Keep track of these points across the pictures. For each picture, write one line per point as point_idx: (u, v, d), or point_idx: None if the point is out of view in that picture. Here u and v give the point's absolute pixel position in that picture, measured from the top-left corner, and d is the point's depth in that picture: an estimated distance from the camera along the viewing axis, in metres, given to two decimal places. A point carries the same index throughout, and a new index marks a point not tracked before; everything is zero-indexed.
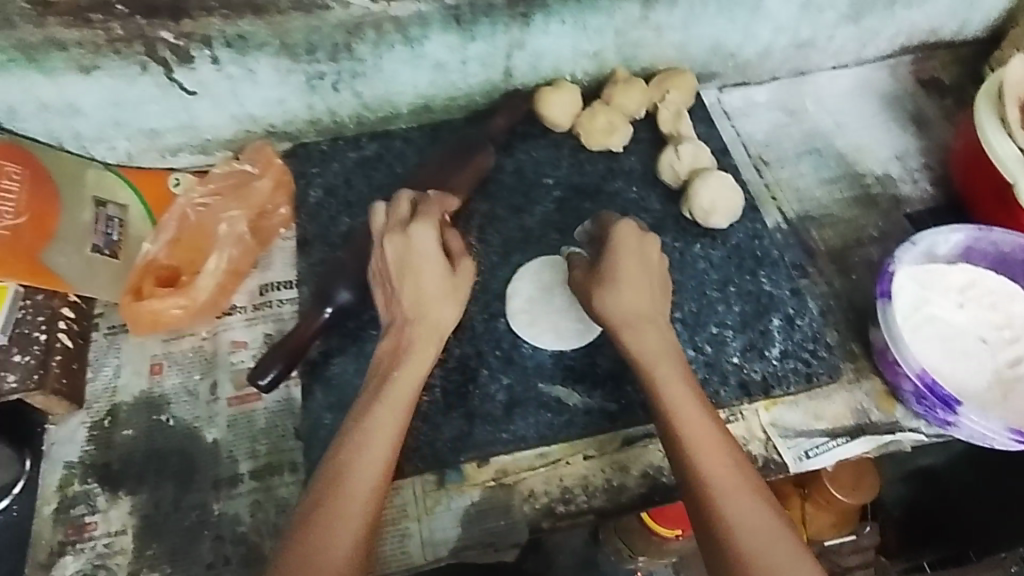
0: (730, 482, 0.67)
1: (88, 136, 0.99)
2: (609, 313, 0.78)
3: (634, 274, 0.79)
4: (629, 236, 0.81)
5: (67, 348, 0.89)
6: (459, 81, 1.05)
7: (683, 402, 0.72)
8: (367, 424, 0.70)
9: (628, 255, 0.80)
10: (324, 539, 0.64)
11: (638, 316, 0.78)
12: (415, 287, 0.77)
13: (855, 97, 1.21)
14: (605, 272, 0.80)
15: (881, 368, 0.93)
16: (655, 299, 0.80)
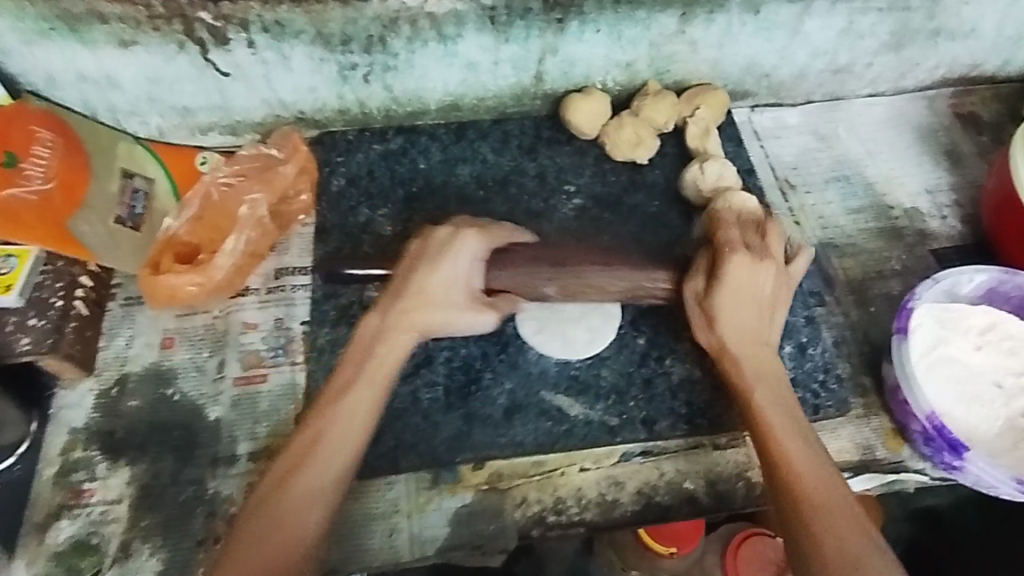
0: (824, 502, 0.73)
1: (122, 110, 1.01)
2: (726, 339, 0.84)
3: (745, 305, 0.85)
4: (743, 265, 0.85)
5: (82, 315, 0.91)
6: (489, 82, 1.06)
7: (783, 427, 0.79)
8: (347, 395, 0.77)
9: (742, 285, 0.85)
10: (293, 487, 0.72)
11: (750, 345, 0.84)
12: (420, 283, 0.83)
13: (889, 126, 1.18)
14: (714, 304, 0.85)
15: (890, 406, 0.91)
16: (763, 330, 0.85)
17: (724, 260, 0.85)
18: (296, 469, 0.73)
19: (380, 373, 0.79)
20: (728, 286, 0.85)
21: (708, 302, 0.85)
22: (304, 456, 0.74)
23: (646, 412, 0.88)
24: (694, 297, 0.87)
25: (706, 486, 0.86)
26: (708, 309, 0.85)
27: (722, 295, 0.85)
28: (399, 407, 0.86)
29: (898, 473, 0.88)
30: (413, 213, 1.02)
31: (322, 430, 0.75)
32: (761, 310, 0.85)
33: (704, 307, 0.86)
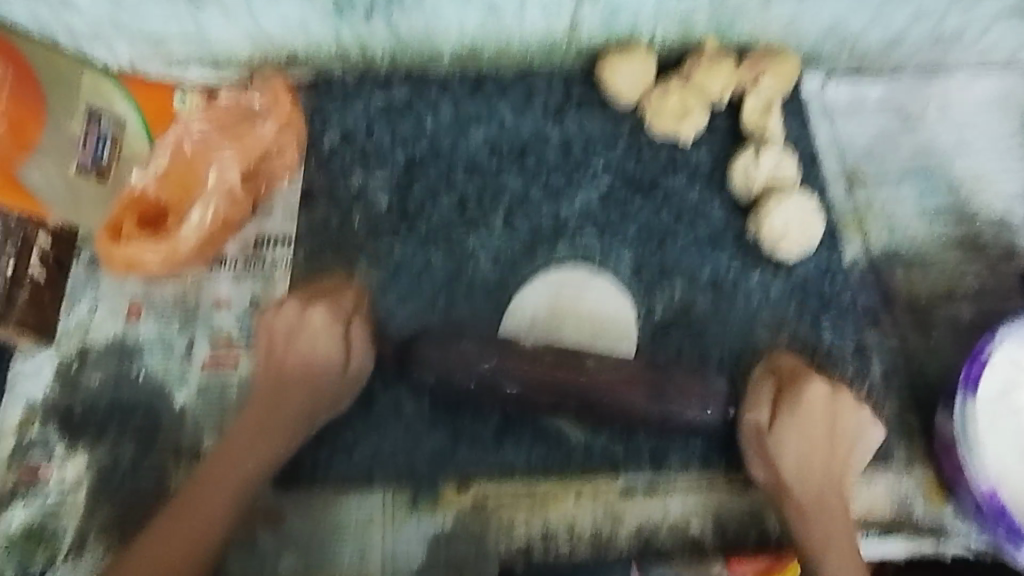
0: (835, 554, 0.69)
1: (85, 34, 0.86)
2: (794, 487, 0.73)
3: (820, 441, 0.74)
4: (819, 396, 0.75)
5: (37, 281, 0.82)
6: (513, 28, 0.88)
7: (813, 498, 0.72)
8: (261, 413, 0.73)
9: (813, 423, 0.74)
10: (198, 509, 0.68)
11: (820, 489, 0.73)
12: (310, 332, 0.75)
13: (992, 108, 0.98)
14: (779, 444, 0.74)
15: (939, 459, 0.79)
16: (838, 474, 0.74)
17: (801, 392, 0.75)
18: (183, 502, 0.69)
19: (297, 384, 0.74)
20: (801, 417, 0.74)
21: (760, 395, 0.76)
22: (179, 507, 0.68)
23: (655, 443, 0.79)
24: (767, 396, 0.76)
25: (714, 528, 0.77)
26: (772, 445, 0.74)
27: (791, 433, 0.74)
28: (381, 414, 0.79)
29: (936, 538, 0.78)
30: (413, 182, 0.88)
31: (213, 464, 0.71)
32: (832, 430, 0.74)
33: (765, 442, 0.75)
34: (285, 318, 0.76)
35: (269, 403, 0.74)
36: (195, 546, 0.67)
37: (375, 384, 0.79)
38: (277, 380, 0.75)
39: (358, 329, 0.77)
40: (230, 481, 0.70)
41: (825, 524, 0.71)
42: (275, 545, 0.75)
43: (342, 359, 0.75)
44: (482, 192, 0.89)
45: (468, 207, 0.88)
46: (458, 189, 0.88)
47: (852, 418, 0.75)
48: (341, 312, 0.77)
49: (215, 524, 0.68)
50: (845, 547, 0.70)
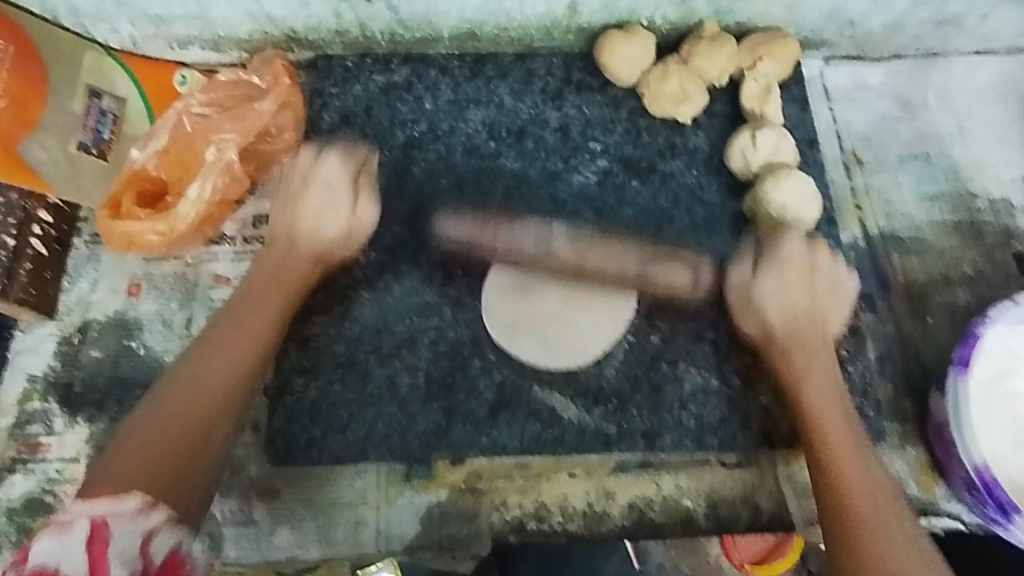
0: (871, 505, 0.66)
1: (86, 12, 0.86)
2: (773, 327, 0.77)
3: (800, 287, 0.77)
4: (796, 258, 0.78)
5: (40, 255, 0.83)
6: (513, 10, 0.89)
7: (834, 421, 0.71)
8: (243, 325, 0.75)
9: (794, 269, 0.78)
10: (196, 381, 0.70)
11: (806, 339, 0.76)
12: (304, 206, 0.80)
13: (992, 95, 0.98)
14: (759, 286, 0.78)
15: (931, 441, 0.80)
16: (817, 313, 0.77)
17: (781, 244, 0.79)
18: (182, 386, 0.69)
19: (281, 272, 0.78)
20: (784, 270, 0.78)
21: (754, 285, 0.78)
22: (186, 374, 0.70)
23: (648, 424, 0.78)
24: (740, 285, 0.79)
25: (707, 507, 0.78)
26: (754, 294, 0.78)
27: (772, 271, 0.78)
28: (375, 392, 0.78)
29: (927, 517, 0.79)
30: (411, 163, 0.89)
31: (203, 356, 0.72)
32: (814, 288, 0.77)
33: (752, 295, 0.78)
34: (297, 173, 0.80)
35: (271, 292, 0.77)
36: (211, 405, 0.69)
37: (369, 362, 0.80)
38: (279, 274, 0.78)
39: (367, 204, 0.81)
40: (219, 372, 0.71)
41: (827, 429, 0.71)
42: (271, 520, 0.76)
43: (342, 228, 0.80)
44: (480, 174, 0.89)
45: (465, 188, 0.88)
46: (456, 170, 0.89)
47: (829, 270, 0.79)
48: (352, 164, 0.82)
49: (216, 400, 0.69)
50: (870, 479, 0.68)
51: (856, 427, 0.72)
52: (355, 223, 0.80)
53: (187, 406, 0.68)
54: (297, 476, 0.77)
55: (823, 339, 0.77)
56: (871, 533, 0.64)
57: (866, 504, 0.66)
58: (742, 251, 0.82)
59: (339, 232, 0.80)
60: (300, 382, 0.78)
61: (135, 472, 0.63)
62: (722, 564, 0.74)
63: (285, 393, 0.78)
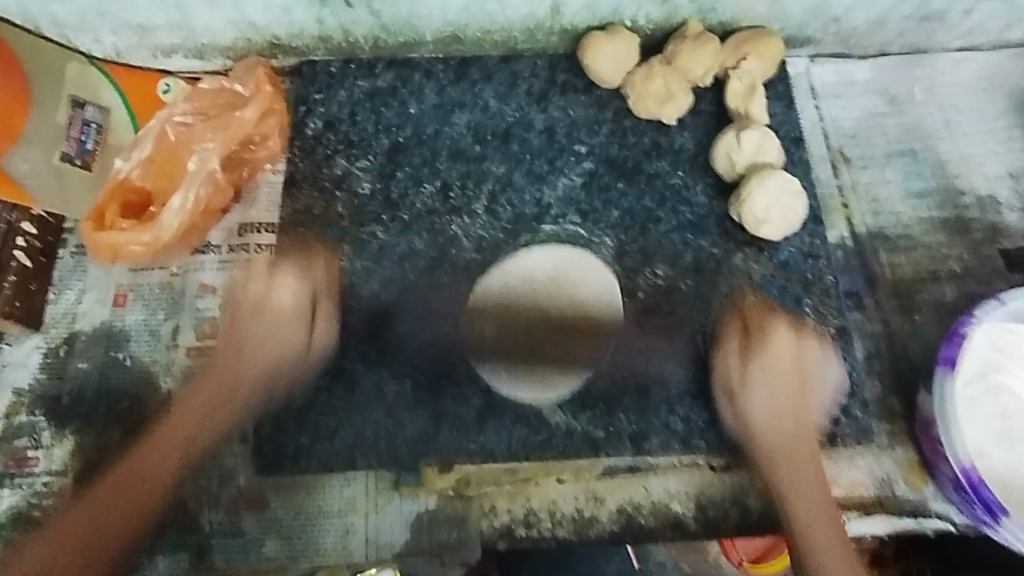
0: (833, 550, 0.70)
1: (68, 24, 0.86)
2: (759, 427, 0.76)
3: (787, 401, 0.77)
4: (781, 350, 0.78)
5: (25, 267, 0.83)
6: (496, 12, 0.89)
7: (784, 467, 0.75)
8: (188, 409, 0.75)
9: (784, 375, 0.78)
10: (128, 486, 0.71)
11: (791, 436, 0.76)
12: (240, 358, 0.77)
13: (977, 90, 0.98)
14: (754, 390, 0.77)
15: (919, 438, 0.80)
16: (803, 412, 0.77)
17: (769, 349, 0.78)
18: (118, 473, 0.71)
19: (224, 386, 0.76)
20: (768, 357, 0.78)
21: (741, 382, 0.77)
22: (155, 437, 0.73)
23: (635, 427, 0.78)
24: (726, 374, 0.78)
25: (695, 510, 0.78)
26: (735, 386, 0.78)
27: (761, 373, 0.77)
28: (362, 399, 0.78)
29: (917, 517, 0.78)
30: (396, 168, 0.89)
31: (149, 448, 0.73)
32: (766, 339, 0.79)
33: (735, 399, 0.77)
34: (252, 297, 0.79)
35: (229, 371, 0.77)
36: (134, 518, 0.70)
37: (356, 369, 0.79)
38: (235, 352, 0.78)
39: (321, 321, 0.79)
40: (156, 467, 0.72)
41: (779, 475, 0.75)
42: (260, 529, 0.76)
43: (300, 345, 0.78)
44: (465, 178, 0.89)
45: (451, 192, 0.88)
46: (441, 174, 0.89)
47: (814, 361, 0.80)
48: (306, 294, 0.80)
49: (150, 499, 0.71)
50: (818, 517, 0.72)
51: (808, 458, 0.75)
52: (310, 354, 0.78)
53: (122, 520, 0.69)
54: (286, 485, 0.77)
55: (812, 447, 0.76)
56: (816, 543, 0.70)
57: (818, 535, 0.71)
58: (727, 337, 0.80)
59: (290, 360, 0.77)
60: (287, 390, 0.78)
61: (84, 550, 0.67)
62: (722, 564, 0.77)
63: (272, 402, 0.78)
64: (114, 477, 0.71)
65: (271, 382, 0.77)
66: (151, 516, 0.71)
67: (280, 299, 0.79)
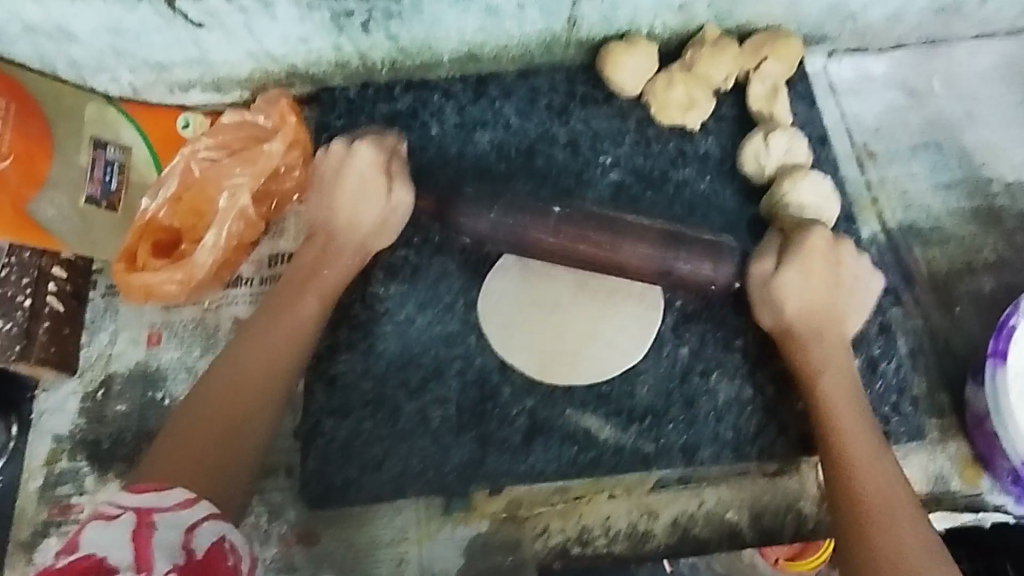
0: (881, 474, 0.67)
1: (86, 65, 0.85)
2: (792, 317, 0.75)
3: (820, 274, 0.75)
4: (826, 243, 0.76)
5: (57, 312, 0.82)
6: (514, 29, 0.89)
7: (851, 415, 0.71)
8: (272, 332, 0.74)
9: (814, 256, 0.75)
10: (238, 354, 0.73)
11: (818, 319, 0.74)
12: (330, 206, 0.79)
13: (996, 78, 0.98)
14: (781, 281, 0.75)
15: (971, 433, 0.79)
16: (838, 298, 0.75)
17: (803, 237, 0.75)
18: (241, 347, 0.73)
19: (312, 280, 0.78)
20: (807, 253, 0.75)
21: (775, 281, 0.75)
22: (245, 335, 0.74)
23: (685, 438, 0.77)
24: (760, 279, 0.76)
25: (751, 519, 0.76)
26: (775, 287, 0.75)
27: (794, 270, 0.75)
28: (407, 427, 0.77)
29: (976, 513, 0.77)
30: (423, 191, 0.88)
31: (245, 349, 0.73)
32: (834, 271, 0.75)
33: (769, 285, 0.75)
34: (330, 165, 0.80)
35: (301, 299, 0.76)
36: (238, 400, 0.70)
37: (399, 397, 0.79)
38: (314, 269, 0.78)
39: (399, 213, 0.80)
40: (262, 364, 0.72)
41: (834, 394, 0.72)
42: (310, 563, 0.75)
43: (374, 221, 0.79)
44: (493, 197, 0.88)
45: None
46: (469, 195, 0.88)
47: (852, 261, 0.76)
48: (382, 183, 0.79)
49: (254, 374, 0.71)
50: (853, 414, 0.71)
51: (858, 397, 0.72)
52: (391, 217, 0.80)
53: (242, 389, 0.71)
54: (337, 517, 0.76)
55: (847, 326, 0.75)
56: (871, 486, 0.67)
57: (859, 454, 0.69)
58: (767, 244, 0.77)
59: (372, 228, 0.79)
60: (331, 422, 0.78)
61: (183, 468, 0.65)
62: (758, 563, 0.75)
63: (316, 435, 0.77)
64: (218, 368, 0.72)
65: (338, 283, 0.78)
66: (248, 412, 0.70)
67: (364, 216, 0.79)
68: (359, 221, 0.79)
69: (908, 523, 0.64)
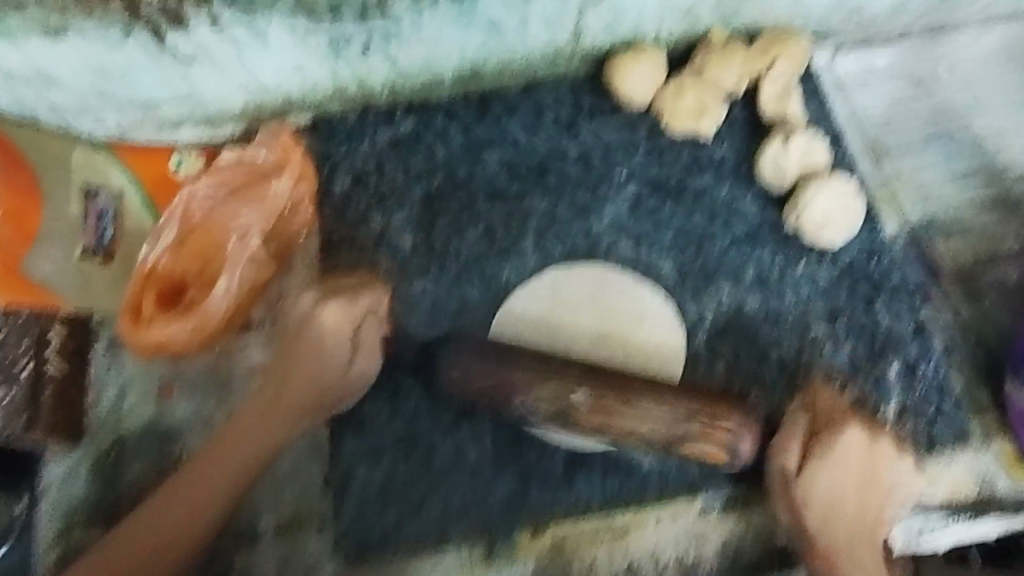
0: None
1: (70, 108, 0.79)
2: (819, 509, 0.73)
3: (853, 475, 0.74)
4: (857, 442, 0.74)
5: (60, 374, 0.77)
6: (517, 45, 0.84)
7: (842, 533, 0.73)
8: (244, 438, 0.73)
9: (828, 402, 0.77)
10: (201, 469, 0.71)
11: (832, 519, 0.73)
12: (296, 352, 0.75)
13: (1003, 62, 0.95)
14: (811, 482, 0.73)
15: (1013, 428, 0.78)
16: (868, 500, 0.74)
17: (840, 434, 0.74)
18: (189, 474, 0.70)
19: (296, 406, 0.74)
20: (836, 459, 0.73)
21: (801, 484, 0.73)
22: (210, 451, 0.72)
23: (730, 458, 0.77)
24: (790, 469, 0.73)
25: None
26: (807, 479, 0.73)
27: (826, 466, 0.73)
28: (443, 467, 0.77)
29: None
30: (435, 218, 0.85)
31: (218, 450, 0.72)
32: (872, 464, 0.75)
33: (803, 470, 0.73)
34: (303, 308, 0.75)
35: (268, 422, 0.74)
36: (201, 510, 0.69)
37: (432, 437, 0.77)
38: (271, 406, 0.74)
39: (370, 332, 0.77)
40: (220, 479, 0.70)
41: (839, 550, 0.72)
42: None
43: (344, 366, 0.75)
44: (508, 219, 0.85)
45: (496, 236, 0.85)
46: (483, 218, 0.85)
47: (890, 466, 0.75)
48: (356, 315, 0.76)
49: (220, 493, 0.70)
50: (859, 564, 0.72)
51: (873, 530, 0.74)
52: (356, 374, 0.76)
53: (190, 511, 0.69)
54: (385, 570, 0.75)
55: (881, 505, 0.75)
56: None
57: (847, 563, 0.71)
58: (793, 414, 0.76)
59: (341, 377, 0.75)
60: (365, 468, 0.77)
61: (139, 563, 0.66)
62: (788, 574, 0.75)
63: (350, 481, 0.76)
64: (171, 490, 0.70)
65: (320, 398, 0.75)
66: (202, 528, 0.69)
67: (336, 333, 0.74)
68: (346, 346, 0.75)
69: None
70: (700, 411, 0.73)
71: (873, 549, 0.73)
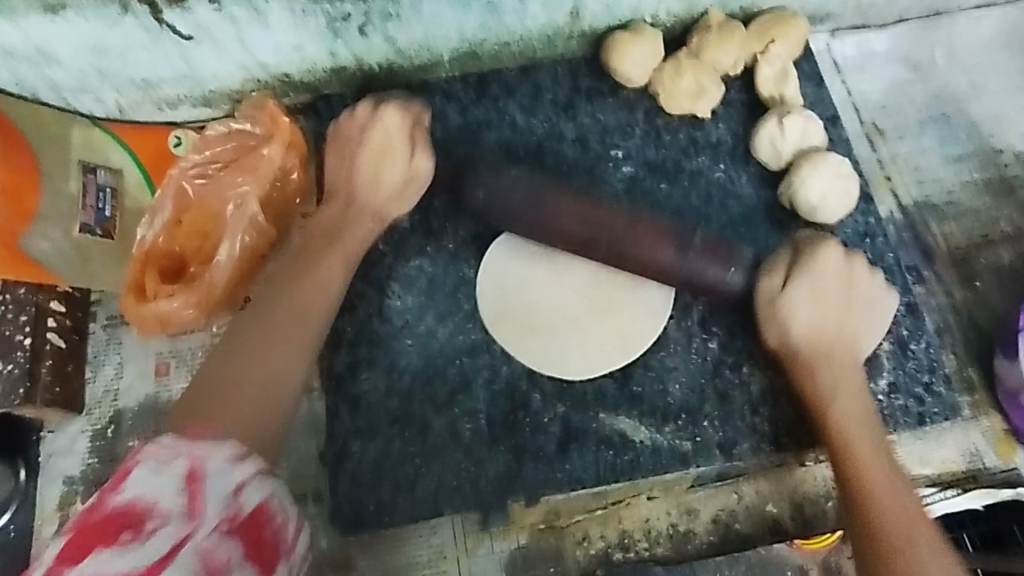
0: (889, 485, 0.66)
1: (68, 86, 0.80)
2: (798, 341, 0.74)
3: (831, 295, 0.74)
4: (833, 263, 0.75)
5: (59, 349, 0.79)
6: (514, 24, 0.85)
7: (852, 416, 0.70)
8: (314, 277, 0.74)
9: (826, 276, 0.75)
10: (268, 312, 0.72)
11: (830, 341, 0.73)
12: (345, 168, 0.80)
13: (998, 47, 0.96)
14: (790, 301, 0.74)
15: (1004, 407, 0.78)
16: (846, 320, 0.74)
17: (815, 252, 0.75)
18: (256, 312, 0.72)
19: (339, 238, 0.78)
20: (817, 263, 0.75)
21: (784, 298, 0.74)
22: (265, 306, 0.72)
23: (723, 434, 0.76)
24: (771, 290, 0.75)
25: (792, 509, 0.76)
26: (785, 304, 0.74)
27: (803, 290, 0.74)
28: (437, 443, 0.76)
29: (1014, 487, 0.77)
30: (432, 197, 0.86)
31: (271, 298, 0.72)
32: (847, 287, 0.75)
33: (785, 294, 0.74)
34: (352, 122, 0.81)
35: (313, 245, 0.77)
36: (284, 332, 0.70)
37: (426, 413, 0.77)
38: (313, 253, 0.76)
39: (421, 149, 0.80)
40: (294, 305, 0.72)
41: (831, 395, 0.71)
42: None
43: (402, 170, 0.80)
44: None
45: None
46: None
47: (866, 284, 0.76)
48: (408, 116, 0.81)
49: (305, 304, 0.73)
50: (841, 373, 0.72)
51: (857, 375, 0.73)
52: (412, 178, 0.80)
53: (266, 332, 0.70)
54: (381, 544, 0.76)
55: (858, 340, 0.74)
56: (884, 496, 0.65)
57: (866, 456, 0.68)
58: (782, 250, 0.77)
59: (393, 189, 0.80)
60: (358, 445, 0.77)
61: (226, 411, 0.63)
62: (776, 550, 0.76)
63: (343, 458, 0.76)
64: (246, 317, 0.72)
65: (358, 215, 0.79)
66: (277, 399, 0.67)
67: (388, 131, 0.80)
68: (388, 150, 0.79)
69: (920, 538, 0.62)
70: (693, 253, 0.76)
71: (853, 356, 0.74)
